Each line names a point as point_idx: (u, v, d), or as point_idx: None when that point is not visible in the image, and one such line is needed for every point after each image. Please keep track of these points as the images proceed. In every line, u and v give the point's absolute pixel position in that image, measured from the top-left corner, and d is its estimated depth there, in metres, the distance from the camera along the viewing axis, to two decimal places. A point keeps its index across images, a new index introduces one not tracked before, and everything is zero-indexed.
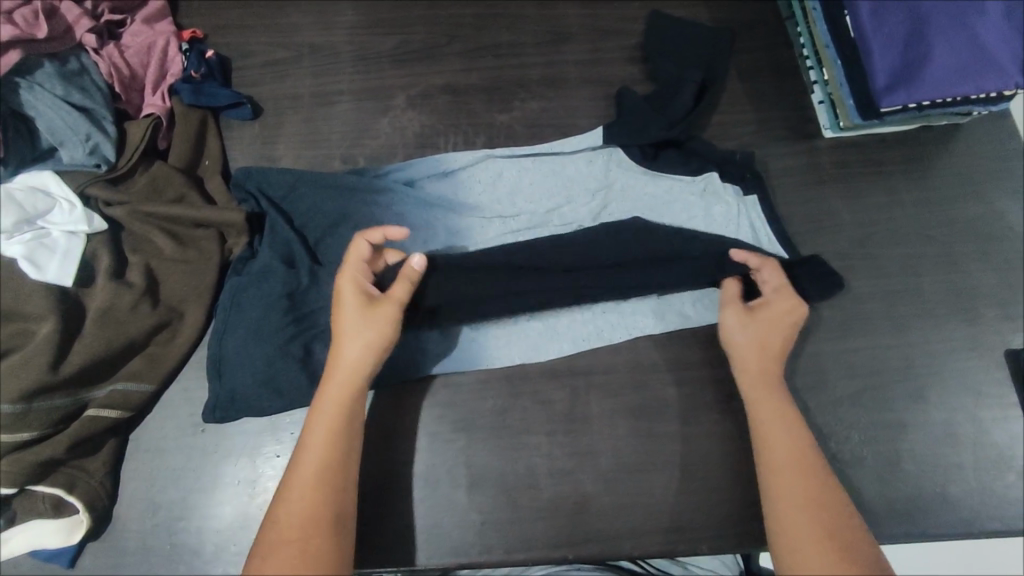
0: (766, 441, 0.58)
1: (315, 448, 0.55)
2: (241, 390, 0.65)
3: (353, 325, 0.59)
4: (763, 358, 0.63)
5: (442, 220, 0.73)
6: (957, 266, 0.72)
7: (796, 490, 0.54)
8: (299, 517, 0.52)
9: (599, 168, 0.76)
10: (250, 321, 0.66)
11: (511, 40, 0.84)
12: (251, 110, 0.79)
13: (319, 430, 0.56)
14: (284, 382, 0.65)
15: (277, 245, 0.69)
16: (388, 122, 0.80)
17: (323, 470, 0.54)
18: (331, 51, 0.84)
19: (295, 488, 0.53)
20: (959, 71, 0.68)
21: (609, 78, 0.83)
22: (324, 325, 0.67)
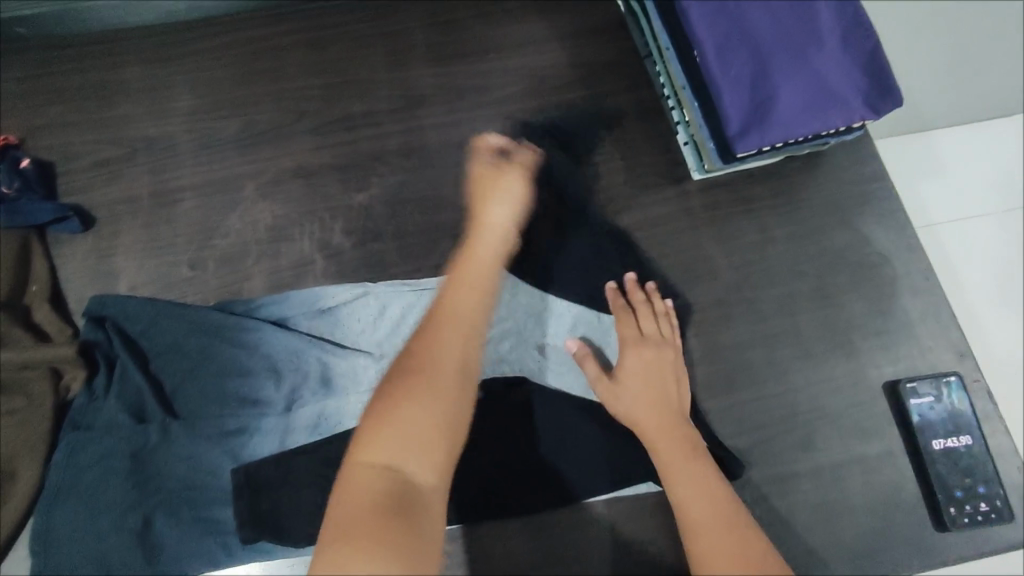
0: (684, 508, 0.56)
1: (467, 303, 0.53)
2: (66, 568, 0.59)
3: (499, 211, 0.66)
4: (684, 442, 0.60)
5: (313, 380, 0.67)
6: (833, 300, 0.72)
7: (722, 553, 0.52)
8: (441, 364, 0.48)
9: None
10: (87, 487, 0.61)
11: (364, 108, 0.79)
12: (80, 223, 0.72)
13: (472, 317, 0.52)
14: (116, 561, 0.59)
15: (124, 398, 0.64)
16: (237, 216, 0.74)
17: (453, 379, 0.47)
18: (168, 143, 0.77)
19: (424, 379, 0.47)
20: (807, 109, 0.67)
21: (471, 139, 0.79)
22: (170, 491, 0.62)
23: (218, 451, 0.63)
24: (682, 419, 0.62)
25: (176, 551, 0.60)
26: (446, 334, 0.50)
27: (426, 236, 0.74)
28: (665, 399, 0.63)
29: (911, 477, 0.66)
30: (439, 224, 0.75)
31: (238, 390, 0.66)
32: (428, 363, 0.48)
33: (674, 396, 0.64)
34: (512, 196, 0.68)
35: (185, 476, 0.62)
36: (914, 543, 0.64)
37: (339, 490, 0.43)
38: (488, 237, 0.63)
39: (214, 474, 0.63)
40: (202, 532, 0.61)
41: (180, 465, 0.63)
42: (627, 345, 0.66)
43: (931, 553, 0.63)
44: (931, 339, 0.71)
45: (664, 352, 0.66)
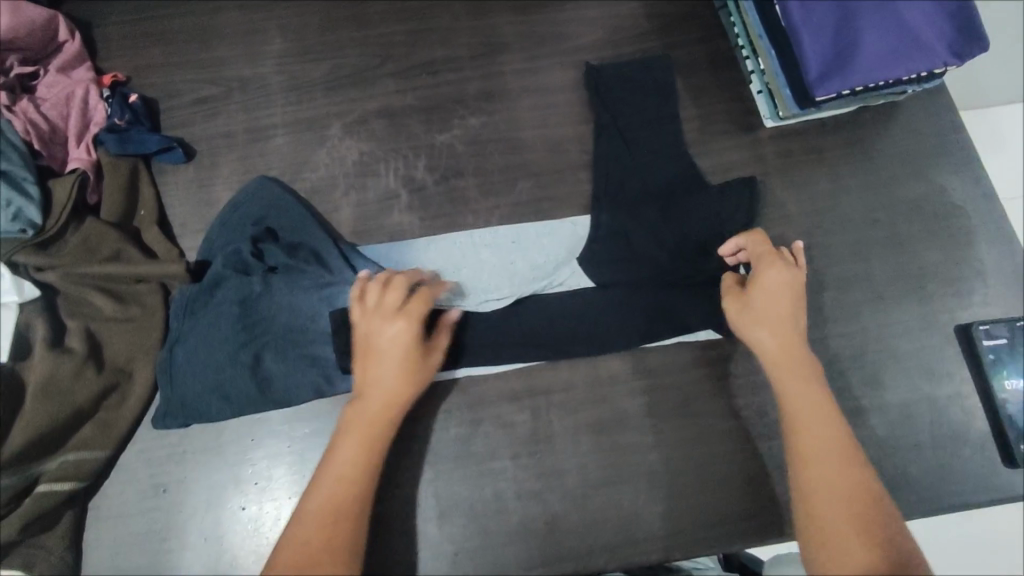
0: (794, 421, 0.60)
1: (354, 447, 0.58)
2: (191, 395, 0.66)
3: (390, 358, 0.60)
4: (811, 382, 0.61)
5: (408, 241, 0.73)
6: (904, 247, 0.73)
7: (824, 474, 0.56)
8: (327, 513, 0.55)
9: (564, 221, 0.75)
10: (204, 330, 0.67)
11: (446, 54, 0.83)
12: (183, 154, 0.77)
13: (354, 447, 0.58)
14: (233, 389, 0.66)
15: (229, 253, 0.69)
16: (326, 152, 0.78)
17: (324, 539, 0.53)
18: (261, 82, 0.81)
19: (309, 524, 0.54)
20: (889, 55, 0.69)
21: (547, 85, 0.82)
22: (276, 333, 0.68)
23: (314, 293, 0.69)
24: (813, 379, 0.61)
25: (284, 384, 0.67)
26: (335, 478, 0.56)
27: (504, 176, 0.77)
28: (793, 337, 0.63)
29: (978, 418, 0.68)
30: (518, 164, 0.78)
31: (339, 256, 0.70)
32: (295, 536, 0.54)
33: (794, 314, 0.64)
34: (403, 348, 0.60)
35: (287, 320, 0.68)
36: (976, 477, 0.66)
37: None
38: (382, 362, 0.60)
39: (312, 317, 0.68)
40: (307, 367, 0.67)
41: (282, 304, 0.69)
42: (762, 263, 0.66)
43: (996, 490, 0.66)
44: (1000, 288, 0.72)
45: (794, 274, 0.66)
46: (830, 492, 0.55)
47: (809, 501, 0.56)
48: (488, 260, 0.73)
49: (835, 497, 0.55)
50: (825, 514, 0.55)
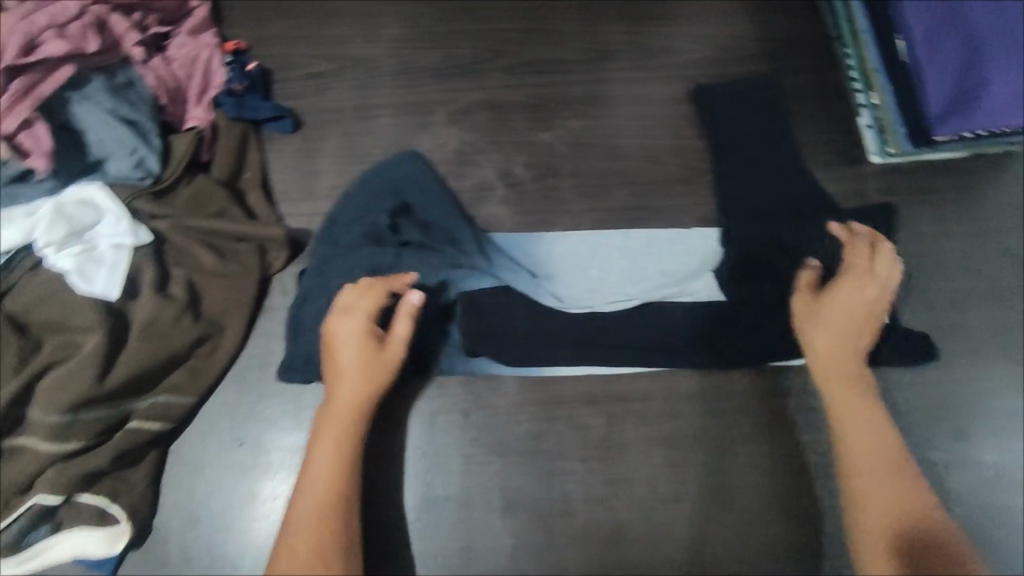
0: (848, 442, 0.60)
1: (327, 459, 0.59)
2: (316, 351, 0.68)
3: (348, 355, 0.62)
4: (863, 391, 0.62)
5: (536, 235, 0.74)
6: (1005, 302, 0.71)
7: (875, 499, 0.56)
8: (315, 519, 0.56)
9: (703, 239, 0.74)
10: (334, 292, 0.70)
11: (555, 56, 0.84)
12: (291, 124, 0.80)
13: (325, 450, 0.59)
14: None
15: (366, 224, 0.73)
16: (429, 138, 0.80)
17: (315, 531, 0.55)
18: (373, 64, 0.84)
19: (310, 519, 0.56)
20: (1013, 103, 0.69)
21: (651, 96, 0.82)
22: (401, 303, 0.69)
23: (441, 271, 0.69)
24: (869, 410, 0.61)
25: (406, 352, 0.68)
26: (319, 475, 0.58)
27: (601, 181, 0.77)
28: (855, 338, 0.64)
29: None
30: (616, 171, 0.78)
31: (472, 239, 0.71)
32: (292, 537, 0.55)
33: (858, 333, 0.65)
34: (359, 346, 0.63)
35: (410, 292, 0.69)
36: None
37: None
38: (340, 370, 0.62)
39: (437, 294, 0.69)
40: (428, 339, 0.68)
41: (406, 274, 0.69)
42: (847, 274, 0.67)
43: None
44: None
45: (871, 287, 0.66)
46: (885, 493, 0.56)
47: (858, 499, 0.56)
48: (617, 265, 0.72)
49: (880, 517, 0.55)
50: (868, 508, 0.56)
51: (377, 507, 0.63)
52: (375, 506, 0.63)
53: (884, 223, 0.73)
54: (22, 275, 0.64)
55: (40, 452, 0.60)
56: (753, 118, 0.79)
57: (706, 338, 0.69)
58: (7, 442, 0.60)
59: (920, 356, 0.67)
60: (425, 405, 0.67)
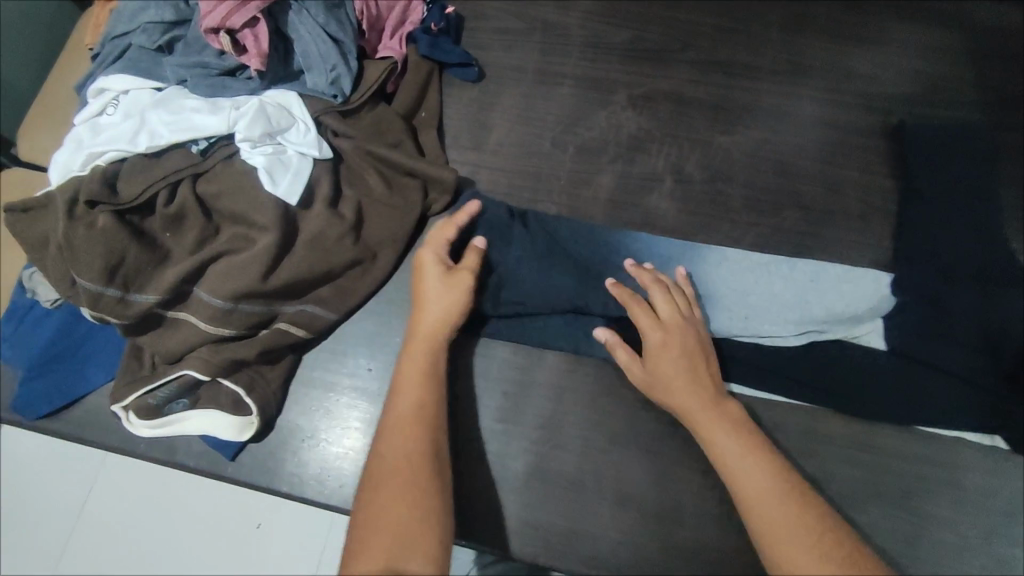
0: (736, 482, 0.53)
1: (412, 379, 0.60)
2: None
3: (432, 282, 0.64)
4: (718, 410, 0.58)
5: (694, 244, 0.71)
6: None
7: (780, 531, 0.49)
8: (403, 438, 0.55)
9: (870, 286, 0.69)
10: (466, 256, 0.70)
11: (747, 61, 0.81)
12: (476, 74, 0.80)
13: (414, 372, 0.60)
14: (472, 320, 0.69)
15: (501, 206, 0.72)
16: (605, 116, 0.78)
17: (402, 447, 0.55)
18: (562, 31, 0.83)
19: (398, 435, 0.56)
20: None
21: (842, 122, 0.78)
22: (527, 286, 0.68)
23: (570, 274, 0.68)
24: (742, 441, 0.55)
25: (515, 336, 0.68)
26: (406, 396, 0.59)
27: (772, 198, 0.74)
28: (693, 356, 0.61)
29: None
30: (790, 191, 0.74)
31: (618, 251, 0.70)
32: (381, 454, 0.55)
33: (700, 354, 0.61)
34: (437, 274, 0.64)
35: (536, 281, 0.68)
36: None
37: (357, 504, 0.52)
38: (423, 293, 0.64)
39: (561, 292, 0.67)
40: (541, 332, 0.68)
41: (555, 275, 0.68)
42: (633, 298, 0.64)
43: None
44: None
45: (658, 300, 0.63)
46: (776, 520, 0.50)
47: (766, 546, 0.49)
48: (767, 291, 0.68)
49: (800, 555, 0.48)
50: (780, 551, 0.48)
51: (493, 466, 0.64)
52: (489, 464, 0.64)
53: None
54: (216, 162, 0.66)
55: (199, 330, 0.63)
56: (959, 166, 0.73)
57: (869, 384, 0.64)
58: (170, 313, 0.64)
59: None
60: (555, 379, 0.67)
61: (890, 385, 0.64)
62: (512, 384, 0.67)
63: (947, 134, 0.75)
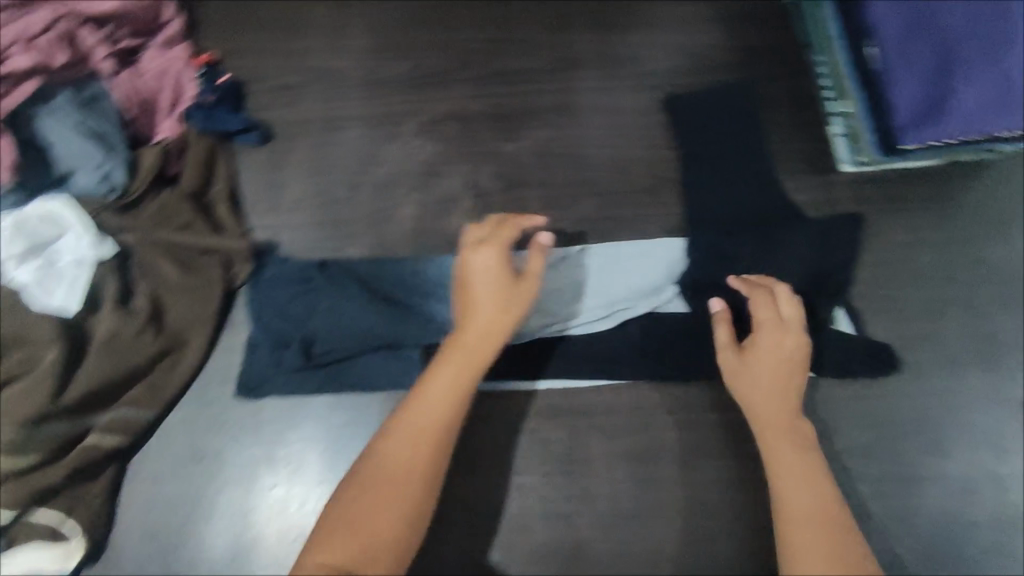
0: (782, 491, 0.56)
1: (440, 395, 0.56)
2: (258, 372, 0.68)
3: (483, 284, 0.61)
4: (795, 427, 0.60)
5: (493, 255, 0.73)
6: (979, 310, 0.69)
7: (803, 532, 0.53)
8: (404, 453, 0.52)
9: (662, 255, 0.72)
10: (276, 320, 0.70)
11: (522, 66, 0.83)
12: (259, 137, 0.80)
13: (434, 416, 0.55)
14: (293, 380, 0.68)
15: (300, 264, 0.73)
16: (396, 149, 0.80)
17: (391, 500, 0.50)
18: (341, 76, 0.84)
19: (390, 461, 0.52)
20: (983, 110, 0.66)
21: (620, 105, 0.81)
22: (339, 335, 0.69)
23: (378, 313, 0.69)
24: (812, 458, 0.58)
25: (340, 385, 0.68)
26: (427, 414, 0.55)
27: (567, 192, 0.77)
28: (789, 370, 0.62)
29: None
30: (582, 182, 0.77)
31: (421, 282, 0.72)
32: (368, 471, 0.51)
33: (789, 374, 0.62)
34: (496, 288, 0.61)
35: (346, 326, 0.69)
36: None
37: (312, 536, 0.48)
38: (477, 304, 0.60)
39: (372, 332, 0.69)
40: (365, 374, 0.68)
41: (363, 316, 0.69)
42: (763, 326, 0.64)
43: None
44: None
45: (794, 336, 0.64)
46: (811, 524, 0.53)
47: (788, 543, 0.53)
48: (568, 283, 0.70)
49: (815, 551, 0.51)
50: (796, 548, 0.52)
51: None
52: None
53: (852, 235, 0.72)
54: None
55: None
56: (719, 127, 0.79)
57: (674, 346, 0.68)
58: None
59: (879, 368, 0.66)
60: (389, 420, 0.68)
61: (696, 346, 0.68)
62: (347, 428, 0.67)
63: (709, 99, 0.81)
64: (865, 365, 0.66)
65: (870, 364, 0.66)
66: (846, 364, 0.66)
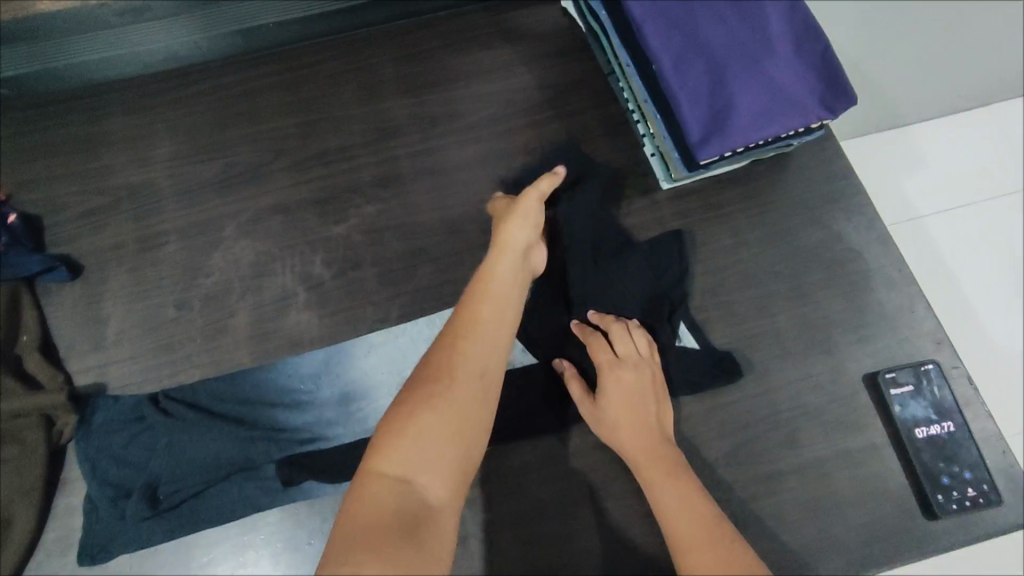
0: (670, 523, 0.57)
1: (488, 313, 0.58)
2: (104, 533, 0.62)
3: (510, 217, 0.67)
4: (665, 452, 0.61)
5: (337, 345, 0.71)
6: (807, 297, 0.73)
7: (703, 555, 0.53)
8: (480, 365, 0.54)
9: None
10: (114, 470, 0.65)
11: (339, 143, 0.82)
12: (67, 272, 0.74)
13: (495, 323, 0.58)
14: (144, 531, 0.63)
15: (129, 403, 0.67)
16: (220, 255, 0.76)
17: (460, 410, 0.50)
18: (150, 189, 0.79)
19: (467, 369, 0.53)
20: (765, 113, 0.69)
21: (444, 164, 0.81)
22: (187, 470, 0.64)
23: (225, 439, 0.65)
24: (686, 479, 0.59)
25: (198, 523, 0.63)
26: (475, 326, 0.57)
27: (404, 263, 0.75)
28: (642, 398, 0.64)
29: (898, 468, 0.66)
30: (418, 249, 0.76)
31: (267, 393, 0.69)
32: (443, 378, 0.52)
33: (646, 404, 0.64)
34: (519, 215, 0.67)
35: (192, 459, 0.64)
36: (904, 533, 0.64)
37: (366, 467, 0.47)
38: (514, 233, 0.66)
39: (223, 461, 0.64)
40: (224, 505, 0.64)
41: (210, 446, 0.65)
42: (604, 370, 0.65)
43: (925, 542, 0.63)
44: (906, 330, 0.72)
45: (639, 370, 0.65)
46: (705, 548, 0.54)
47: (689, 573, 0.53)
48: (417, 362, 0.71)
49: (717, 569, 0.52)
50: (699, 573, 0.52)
51: None
52: None
53: (680, 252, 0.74)
54: None
55: None
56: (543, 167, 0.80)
57: (534, 398, 0.68)
58: None
59: (727, 375, 0.68)
60: (254, 547, 0.63)
61: (553, 390, 0.68)
62: (212, 567, 0.63)
63: (528, 145, 0.82)
64: (713, 376, 0.68)
65: (719, 373, 0.68)
66: (696, 380, 0.68)
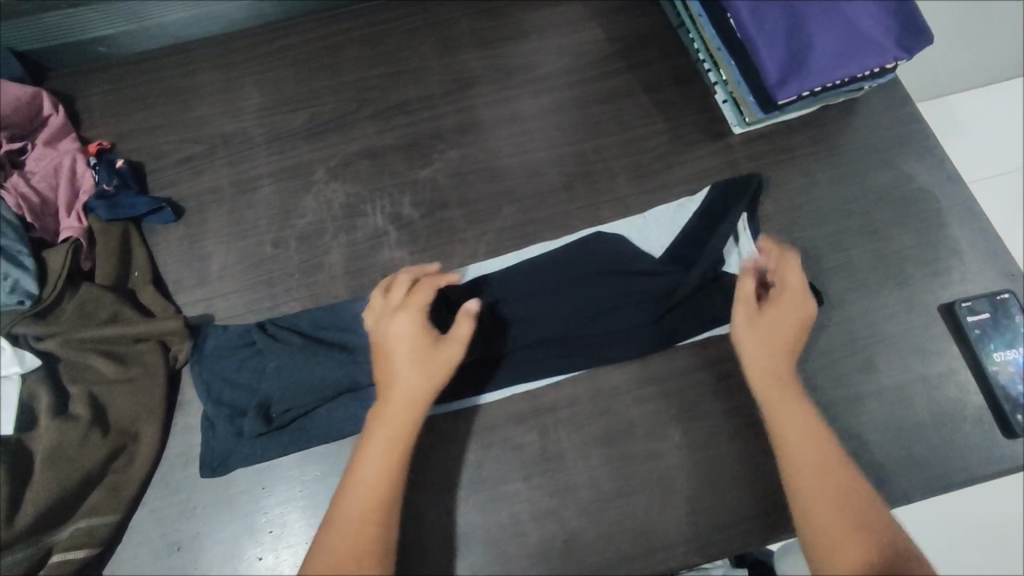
0: (773, 412, 0.61)
1: (401, 415, 0.59)
2: (224, 447, 0.67)
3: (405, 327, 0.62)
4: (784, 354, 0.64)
5: None
6: (880, 234, 0.75)
7: (805, 453, 0.58)
8: (378, 473, 0.57)
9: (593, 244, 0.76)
10: (229, 390, 0.69)
11: (420, 93, 0.85)
12: (173, 213, 0.78)
13: (403, 423, 0.59)
14: (261, 445, 0.67)
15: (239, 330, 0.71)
16: (313, 197, 0.80)
17: (372, 512, 0.55)
18: (243, 137, 0.83)
19: (374, 479, 0.56)
20: (841, 55, 0.72)
21: (521, 112, 0.84)
22: (296, 391, 0.68)
23: (331, 363, 0.69)
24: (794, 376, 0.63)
25: (310, 439, 0.68)
26: (387, 424, 0.58)
27: (488, 205, 0.79)
28: (804, 330, 0.64)
29: (973, 392, 0.68)
30: (501, 191, 0.80)
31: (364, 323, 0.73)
32: (358, 483, 0.56)
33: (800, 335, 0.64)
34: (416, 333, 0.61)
35: (301, 382, 0.68)
36: (980, 451, 0.66)
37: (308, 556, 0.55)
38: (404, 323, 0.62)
39: (331, 384, 0.68)
40: (333, 422, 0.68)
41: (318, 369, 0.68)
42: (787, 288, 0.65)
43: (1001, 460, 0.66)
44: (976, 264, 0.74)
45: (807, 310, 0.65)
46: (807, 448, 0.59)
47: (788, 463, 0.59)
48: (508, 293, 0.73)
49: (818, 469, 0.57)
50: (800, 469, 0.58)
51: None
52: None
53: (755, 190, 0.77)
54: None
55: None
56: (616, 117, 0.83)
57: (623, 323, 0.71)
58: None
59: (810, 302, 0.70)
60: None
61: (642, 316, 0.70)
62: (325, 480, 0.68)
63: (601, 93, 0.85)
64: None
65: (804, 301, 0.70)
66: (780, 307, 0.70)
